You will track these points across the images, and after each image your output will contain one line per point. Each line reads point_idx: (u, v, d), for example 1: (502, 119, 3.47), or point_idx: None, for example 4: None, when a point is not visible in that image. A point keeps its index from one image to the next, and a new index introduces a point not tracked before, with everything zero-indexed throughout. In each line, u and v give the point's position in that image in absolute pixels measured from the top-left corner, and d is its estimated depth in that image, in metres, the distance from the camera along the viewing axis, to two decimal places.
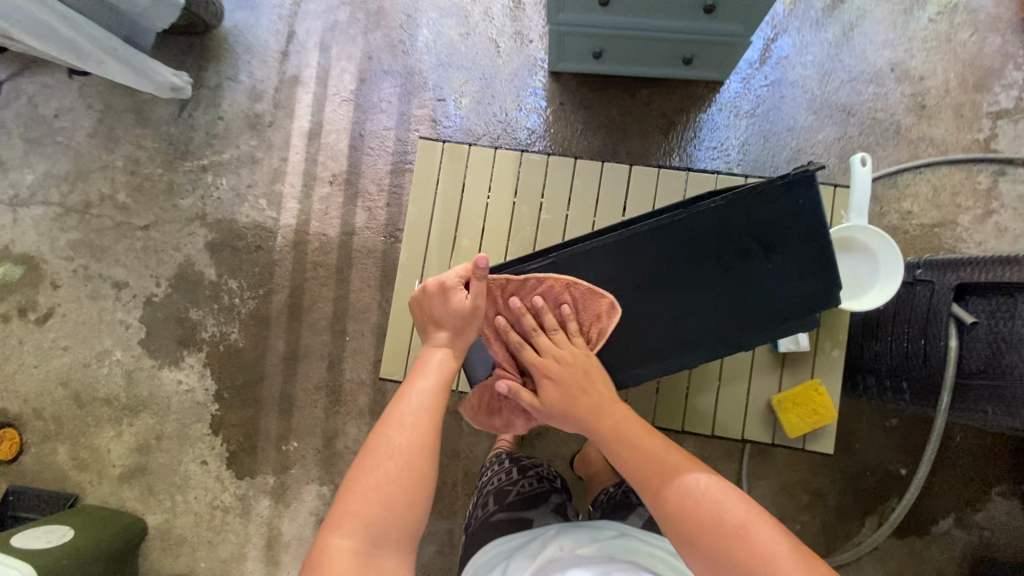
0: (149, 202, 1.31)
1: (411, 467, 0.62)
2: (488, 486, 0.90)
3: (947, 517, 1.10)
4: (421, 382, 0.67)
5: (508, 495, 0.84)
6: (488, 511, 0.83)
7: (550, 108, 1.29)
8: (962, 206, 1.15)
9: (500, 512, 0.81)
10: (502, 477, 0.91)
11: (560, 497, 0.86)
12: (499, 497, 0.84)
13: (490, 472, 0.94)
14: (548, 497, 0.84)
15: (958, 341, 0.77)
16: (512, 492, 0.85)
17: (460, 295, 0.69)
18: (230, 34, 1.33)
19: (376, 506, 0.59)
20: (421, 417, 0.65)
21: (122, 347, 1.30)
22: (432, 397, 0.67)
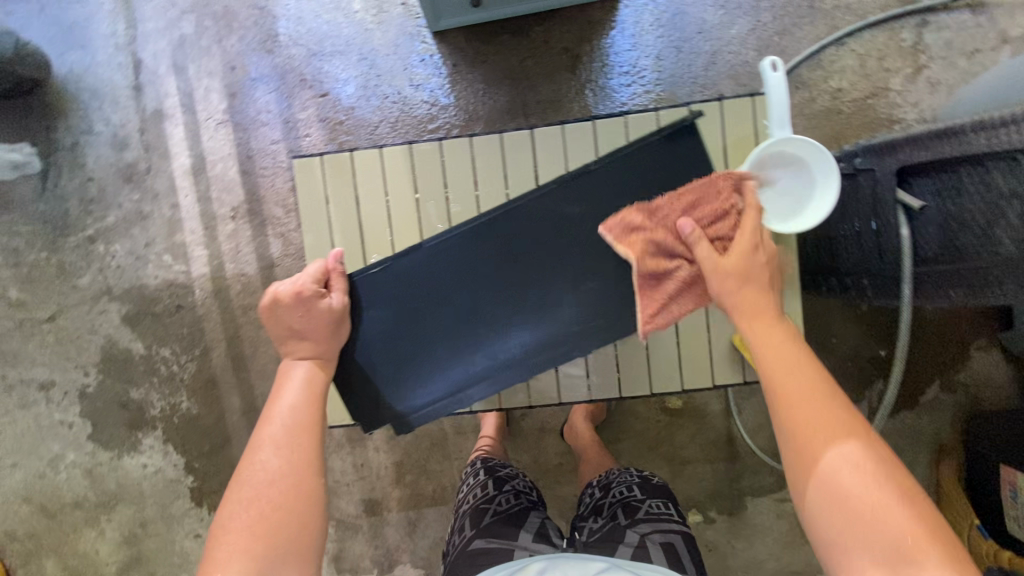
0: (45, 290, 1.19)
1: (281, 486, 0.56)
2: (465, 507, 0.88)
3: (932, 384, 1.11)
4: (284, 398, 0.62)
5: (486, 515, 0.83)
6: (466, 537, 0.80)
7: (444, 74, 1.17)
8: (891, 70, 1.09)
9: (477, 538, 0.79)
10: (478, 493, 0.90)
11: (540, 513, 0.85)
12: (477, 520, 0.82)
13: (467, 489, 0.93)
14: (528, 515, 0.83)
15: (909, 229, 0.71)
16: (489, 512, 0.83)
17: (319, 298, 0.67)
18: (69, 81, 1.17)
19: (249, 535, 0.54)
20: (291, 433, 0.60)
21: (73, 447, 1.21)
22: (301, 408, 0.62)
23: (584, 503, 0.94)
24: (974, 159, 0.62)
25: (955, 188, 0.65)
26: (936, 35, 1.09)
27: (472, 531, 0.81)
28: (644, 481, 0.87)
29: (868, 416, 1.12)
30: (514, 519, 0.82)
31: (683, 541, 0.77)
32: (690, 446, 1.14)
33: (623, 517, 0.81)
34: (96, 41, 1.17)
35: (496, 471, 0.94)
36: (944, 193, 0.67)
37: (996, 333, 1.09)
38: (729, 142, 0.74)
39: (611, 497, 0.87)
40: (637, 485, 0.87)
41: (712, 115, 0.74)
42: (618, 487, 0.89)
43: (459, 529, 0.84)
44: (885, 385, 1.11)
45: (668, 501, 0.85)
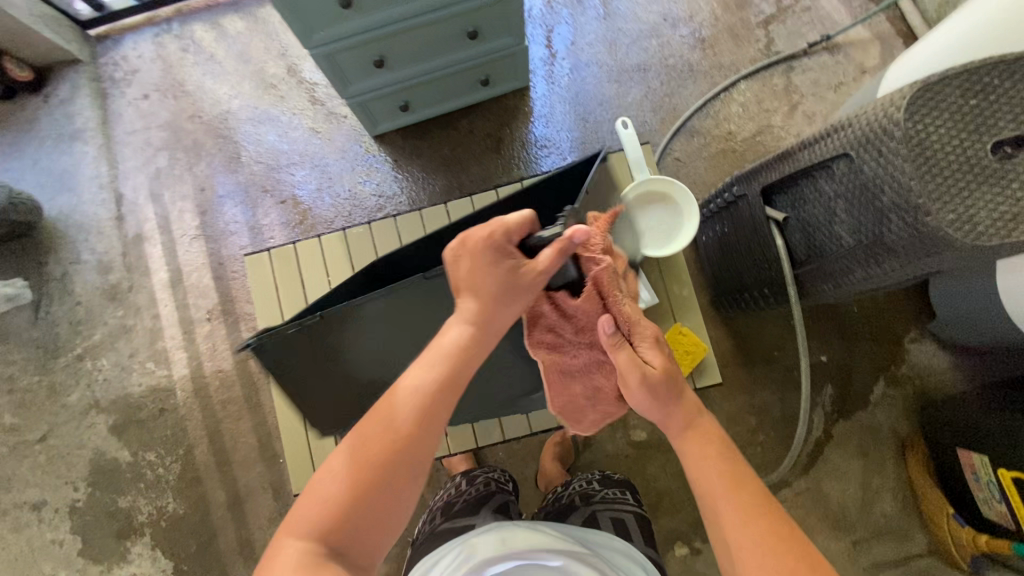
0: (38, 412, 1.27)
1: (384, 463, 0.55)
2: (439, 503, 0.97)
3: (878, 381, 1.17)
4: (441, 354, 0.60)
5: (455, 505, 0.92)
6: (434, 523, 0.90)
7: (388, 169, 1.33)
8: (770, 110, 1.25)
9: (444, 522, 0.88)
10: (451, 491, 0.99)
11: (505, 500, 0.94)
12: (446, 510, 0.91)
13: (444, 490, 1.01)
14: (494, 502, 0.92)
15: (781, 239, 0.82)
16: (458, 502, 0.93)
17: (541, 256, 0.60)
18: (59, 220, 1.32)
19: (341, 508, 0.54)
20: (437, 400, 0.58)
21: (64, 566, 1.23)
22: (446, 375, 0.59)
23: (549, 498, 1.03)
24: (808, 171, 0.73)
25: (801, 198, 0.76)
26: (803, 77, 1.26)
27: (442, 517, 0.90)
28: (602, 476, 0.97)
29: (826, 420, 1.17)
30: (480, 505, 0.91)
31: (634, 519, 0.88)
32: (662, 477, 1.17)
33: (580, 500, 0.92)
34: (82, 183, 1.34)
35: (472, 472, 1.03)
36: (796, 204, 0.78)
37: (924, 323, 1.16)
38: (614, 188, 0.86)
39: (572, 489, 0.97)
40: (596, 480, 0.97)
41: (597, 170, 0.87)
42: (579, 482, 0.99)
43: (430, 519, 0.93)
44: (834, 389, 1.17)
45: (624, 488, 0.96)
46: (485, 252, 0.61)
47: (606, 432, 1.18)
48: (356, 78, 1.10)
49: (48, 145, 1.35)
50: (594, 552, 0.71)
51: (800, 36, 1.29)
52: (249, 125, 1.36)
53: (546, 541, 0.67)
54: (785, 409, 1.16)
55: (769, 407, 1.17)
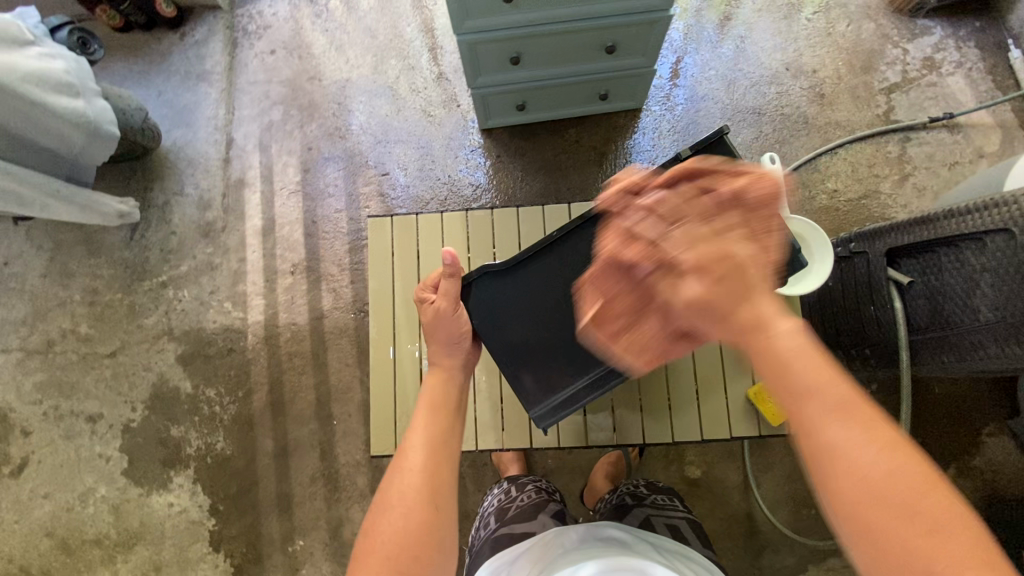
0: (113, 328, 1.31)
1: (432, 495, 0.56)
2: (490, 510, 0.96)
3: (948, 468, 1.13)
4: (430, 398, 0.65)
5: (510, 510, 0.91)
6: (491, 528, 0.89)
7: (489, 162, 1.36)
8: (880, 176, 1.25)
9: (501, 526, 0.87)
10: (501, 497, 0.98)
11: (557, 504, 0.92)
12: (500, 514, 0.91)
13: (493, 498, 1.00)
14: (547, 504, 0.91)
15: (901, 302, 0.81)
16: (512, 508, 0.92)
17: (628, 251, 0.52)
18: (171, 151, 1.38)
19: (410, 537, 0.53)
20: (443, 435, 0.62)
21: (106, 482, 1.25)
22: (447, 416, 0.64)
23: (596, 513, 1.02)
24: (949, 242, 0.73)
25: (935, 265, 0.76)
26: (918, 149, 1.26)
27: (498, 524, 0.89)
28: (649, 481, 0.98)
29: None
30: (535, 509, 0.89)
31: (687, 526, 0.86)
32: (709, 519, 1.15)
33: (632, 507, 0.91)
34: (199, 121, 1.40)
35: (518, 479, 1.03)
36: (926, 270, 0.77)
37: (1004, 420, 1.13)
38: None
39: (620, 493, 0.98)
40: (643, 485, 0.98)
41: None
42: (626, 488, 0.99)
43: (484, 525, 0.92)
44: None
45: (672, 496, 0.95)
46: (450, 292, 0.69)
47: (660, 462, 1.17)
48: (488, 71, 1.13)
49: (174, 80, 1.42)
50: (663, 548, 0.71)
51: (921, 109, 1.29)
52: (364, 96, 1.41)
53: (613, 539, 0.70)
54: None
55: None
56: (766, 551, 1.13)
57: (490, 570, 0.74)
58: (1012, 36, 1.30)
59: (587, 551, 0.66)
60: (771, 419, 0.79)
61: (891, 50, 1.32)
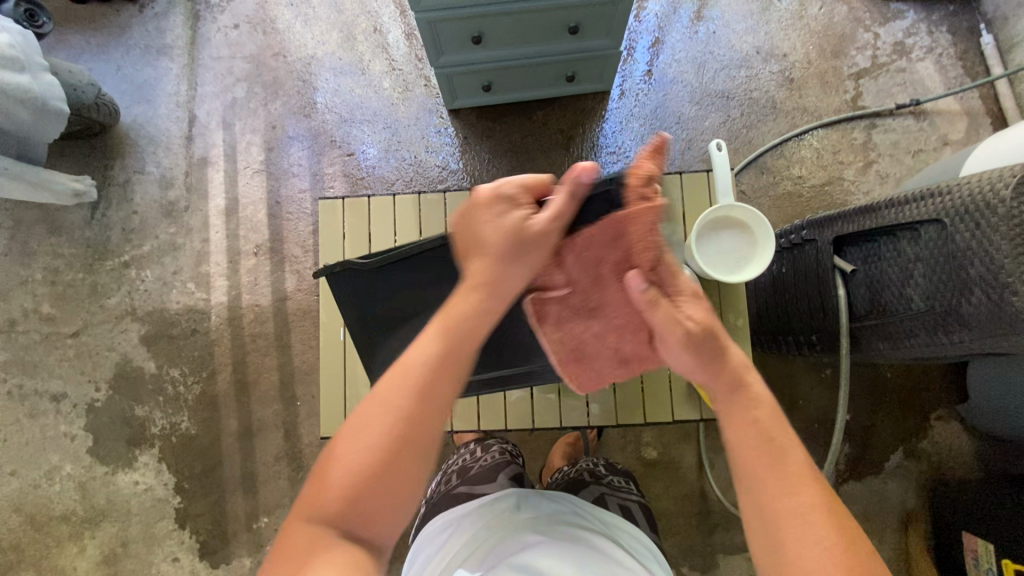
0: (75, 308, 1.30)
1: (378, 463, 0.49)
2: (453, 468, 0.97)
3: (897, 451, 1.16)
4: (436, 338, 0.53)
5: (471, 469, 0.91)
6: (451, 485, 0.89)
7: (456, 143, 1.34)
8: (844, 162, 1.25)
9: (462, 484, 0.87)
10: (465, 457, 0.98)
11: (521, 467, 0.92)
12: (462, 473, 0.91)
13: (457, 455, 1.00)
14: (508, 465, 0.91)
15: (844, 289, 0.82)
16: (474, 467, 0.92)
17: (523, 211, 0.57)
18: (131, 128, 1.35)
19: (360, 496, 0.49)
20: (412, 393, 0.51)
21: (71, 460, 1.26)
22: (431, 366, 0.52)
23: (554, 480, 1.04)
24: (888, 232, 0.74)
25: (875, 253, 0.77)
26: (884, 136, 1.26)
27: (459, 480, 0.89)
28: (609, 462, 0.99)
29: (836, 479, 1.16)
30: (497, 469, 0.90)
31: (640, 510, 0.87)
32: (664, 499, 1.17)
33: (587, 483, 0.92)
34: (161, 98, 1.37)
35: (483, 442, 1.02)
36: (868, 258, 0.79)
37: (953, 405, 1.16)
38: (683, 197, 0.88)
39: (579, 467, 0.99)
40: (603, 465, 0.98)
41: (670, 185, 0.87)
42: (586, 464, 1.00)
43: (444, 481, 0.93)
44: (850, 448, 1.17)
45: (628, 479, 0.96)
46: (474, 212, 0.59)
47: (618, 443, 1.19)
48: (451, 50, 1.10)
49: (135, 54, 1.38)
50: (609, 530, 0.71)
51: (889, 95, 1.28)
52: (330, 74, 1.38)
53: (564, 518, 0.70)
54: None
55: None
56: (719, 529, 1.16)
57: (431, 527, 0.75)
58: (983, 21, 1.29)
59: (546, 525, 0.67)
60: (712, 403, 0.81)
61: (862, 34, 1.31)
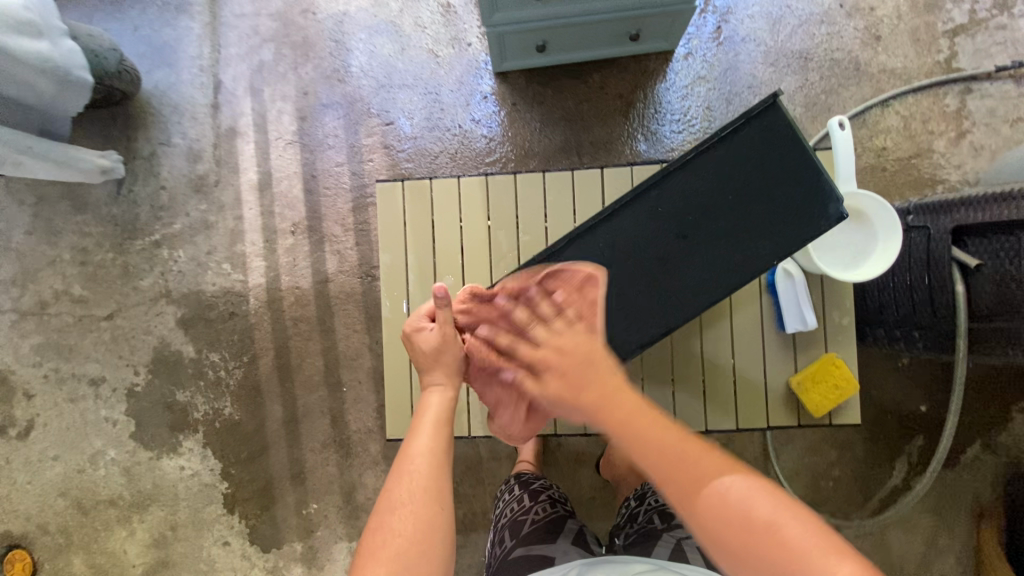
0: (107, 289, 1.24)
1: (425, 510, 0.57)
2: (501, 521, 0.82)
3: (973, 444, 1.11)
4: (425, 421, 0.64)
5: (525, 526, 0.76)
6: (505, 548, 0.74)
7: (503, 111, 1.23)
8: (934, 132, 1.13)
9: (518, 548, 0.72)
10: (514, 506, 0.83)
11: (581, 524, 0.77)
12: (515, 530, 0.76)
13: (502, 505, 0.86)
14: (568, 525, 0.76)
15: (964, 286, 0.75)
16: (527, 521, 0.77)
17: (427, 330, 0.70)
18: (153, 96, 1.25)
19: (400, 547, 0.54)
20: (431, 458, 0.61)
21: (115, 445, 1.24)
22: (437, 437, 0.63)
23: (618, 517, 0.89)
24: None
25: (1014, 249, 0.70)
26: (980, 103, 1.13)
27: (510, 540, 0.75)
28: None
29: (907, 471, 1.11)
30: (555, 528, 0.74)
31: None
32: None
33: (662, 526, 0.76)
34: (182, 61, 1.26)
35: (530, 483, 0.88)
36: (1002, 253, 0.72)
37: None
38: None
39: (647, 503, 0.84)
40: None
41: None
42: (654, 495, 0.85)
43: (497, 541, 0.77)
44: (924, 440, 1.11)
45: None
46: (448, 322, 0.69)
47: None
48: (507, 6, 0.97)
49: (151, 12, 1.26)
50: None
51: (987, 55, 1.15)
52: (364, 33, 1.26)
53: None
54: (868, 450, 1.12)
55: (852, 445, 1.12)
56: None
57: None
58: None
59: None
60: (813, 411, 0.73)
61: None
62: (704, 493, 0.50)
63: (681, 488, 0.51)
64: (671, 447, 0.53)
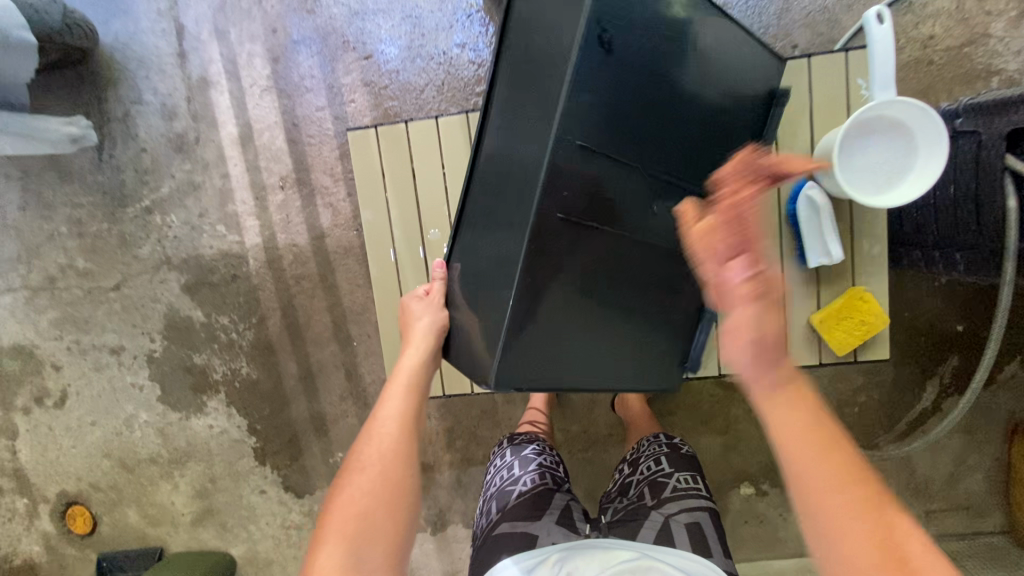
0: (109, 260, 1.23)
1: (389, 468, 0.58)
2: (490, 489, 0.82)
3: (1012, 361, 1.05)
4: (399, 385, 0.65)
5: (510, 500, 0.76)
6: (491, 522, 0.74)
7: (491, 30, 1.10)
8: (993, 13, 0.97)
9: (502, 523, 0.72)
10: (503, 473, 0.83)
11: (567, 495, 0.77)
12: (502, 503, 0.76)
13: (494, 471, 0.85)
14: (553, 498, 0.75)
15: (1017, 199, 0.65)
16: (513, 495, 0.77)
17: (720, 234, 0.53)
18: (116, 50, 1.16)
19: (359, 501, 0.56)
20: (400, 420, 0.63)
21: (145, 408, 1.28)
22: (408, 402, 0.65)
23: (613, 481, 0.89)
24: None
25: None
26: None
27: (496, 513, 0.75)
28: (672, 452, 0.82)
29: (938, 393, 1.07)
30: (540, 502, 0.74)
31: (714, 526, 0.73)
32: (744, 421, 1.12)
33: (649, 499, 0.76)
34: (139, 7, 1.15)
35: (521, 448, 0.87)
36: None
37: None
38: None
39: (638, 473, 0.82)
40: (665, 458, 0.82)
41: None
42: (646, 461, 0.84)
43: (484, 513, 0.78)
44: (958, 360, 1.05)
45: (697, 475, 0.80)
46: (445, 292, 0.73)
47: None
48: None
49: None
50: None
51: None
52: None
53: None
54: (896, 374, 1.07)
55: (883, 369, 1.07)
56: None
57: None
58: None
59: None
60: (837, 349, 0.68)
61: None
62: (846, 527, 0.43)
63: (829, 509, 0.43)
64: (805, 439, 0.45)
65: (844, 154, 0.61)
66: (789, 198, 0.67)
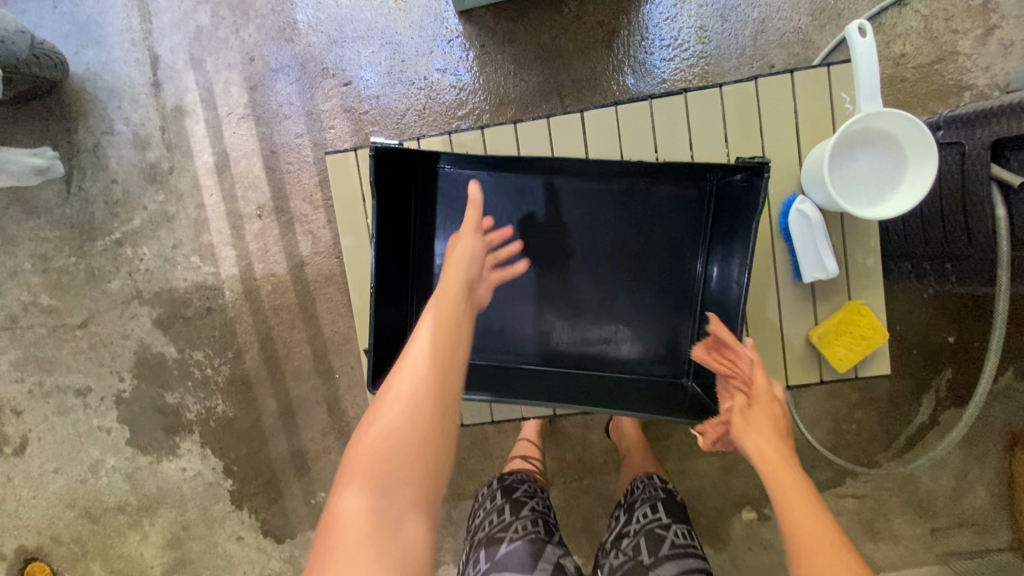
0: (76, 296, 1.17)
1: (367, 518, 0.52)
2: (479, 534, 0.79)
3: (1005, 371, 1.04)
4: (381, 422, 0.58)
5: (500, 549, 0.74)
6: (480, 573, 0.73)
7: (472, 55, 1.09)
8: (960, 31, 1.00)
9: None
10: (493, 518, 0.80)
11: (558, 552, 0.75)
12: (491, 552, 0.74)
13: (481, 512, 0.83)
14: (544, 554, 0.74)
15: (1005, 208, 0.67)
16: (504, 543, 0.75)
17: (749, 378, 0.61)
18: (87, 79, 1.14)
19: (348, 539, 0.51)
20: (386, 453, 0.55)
21: (113, 453, 1.21)
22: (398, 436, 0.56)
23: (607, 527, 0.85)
24: None
25: None
26: None
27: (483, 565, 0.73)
28: (669, 500, 0.80)
29: (935, 406, 1.06)
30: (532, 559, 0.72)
31: None
32: None
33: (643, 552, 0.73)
34: (111, 38, 1.14)
35: (514, 491, 0.83)
36: None
37: None
38: (801, 91, 0.72)
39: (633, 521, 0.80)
40: (661, 504, 0.80)
41: (785, 84, 0.72)
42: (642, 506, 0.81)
43: (472, 561, 0.76)
44: (953, 372, 1.05)
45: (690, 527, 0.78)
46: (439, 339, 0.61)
47: None
48: None
49: None
50: None
51: None
52: None
53: None
54: (893, 388, 1.06)
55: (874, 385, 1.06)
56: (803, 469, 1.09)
57: None
58: None
59: None
60: (838, 363, 0.70)
61: None
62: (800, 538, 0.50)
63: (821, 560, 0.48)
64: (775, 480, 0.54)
65: (835, 166, 0.64)
66: (781, 212, 0.71)
